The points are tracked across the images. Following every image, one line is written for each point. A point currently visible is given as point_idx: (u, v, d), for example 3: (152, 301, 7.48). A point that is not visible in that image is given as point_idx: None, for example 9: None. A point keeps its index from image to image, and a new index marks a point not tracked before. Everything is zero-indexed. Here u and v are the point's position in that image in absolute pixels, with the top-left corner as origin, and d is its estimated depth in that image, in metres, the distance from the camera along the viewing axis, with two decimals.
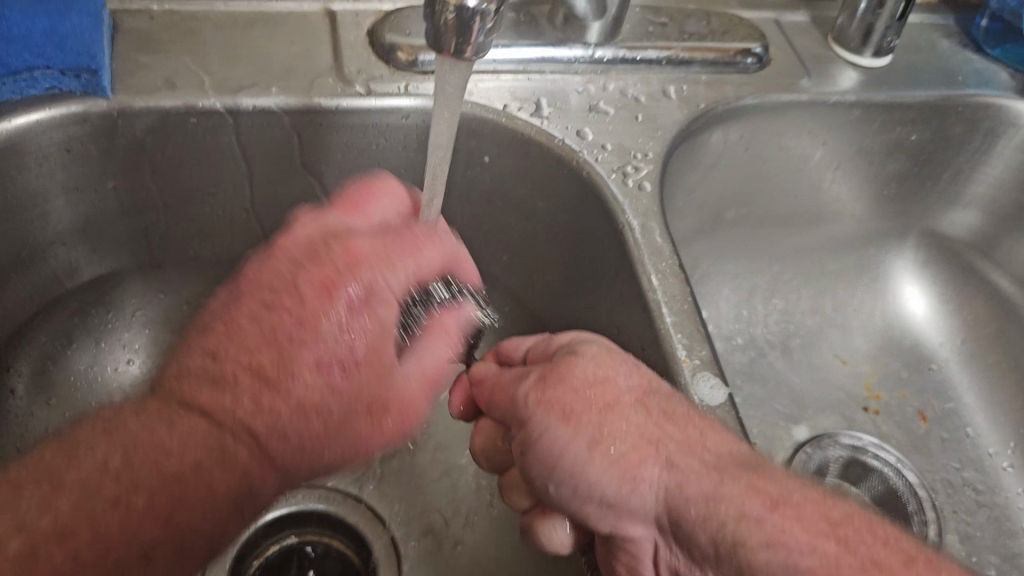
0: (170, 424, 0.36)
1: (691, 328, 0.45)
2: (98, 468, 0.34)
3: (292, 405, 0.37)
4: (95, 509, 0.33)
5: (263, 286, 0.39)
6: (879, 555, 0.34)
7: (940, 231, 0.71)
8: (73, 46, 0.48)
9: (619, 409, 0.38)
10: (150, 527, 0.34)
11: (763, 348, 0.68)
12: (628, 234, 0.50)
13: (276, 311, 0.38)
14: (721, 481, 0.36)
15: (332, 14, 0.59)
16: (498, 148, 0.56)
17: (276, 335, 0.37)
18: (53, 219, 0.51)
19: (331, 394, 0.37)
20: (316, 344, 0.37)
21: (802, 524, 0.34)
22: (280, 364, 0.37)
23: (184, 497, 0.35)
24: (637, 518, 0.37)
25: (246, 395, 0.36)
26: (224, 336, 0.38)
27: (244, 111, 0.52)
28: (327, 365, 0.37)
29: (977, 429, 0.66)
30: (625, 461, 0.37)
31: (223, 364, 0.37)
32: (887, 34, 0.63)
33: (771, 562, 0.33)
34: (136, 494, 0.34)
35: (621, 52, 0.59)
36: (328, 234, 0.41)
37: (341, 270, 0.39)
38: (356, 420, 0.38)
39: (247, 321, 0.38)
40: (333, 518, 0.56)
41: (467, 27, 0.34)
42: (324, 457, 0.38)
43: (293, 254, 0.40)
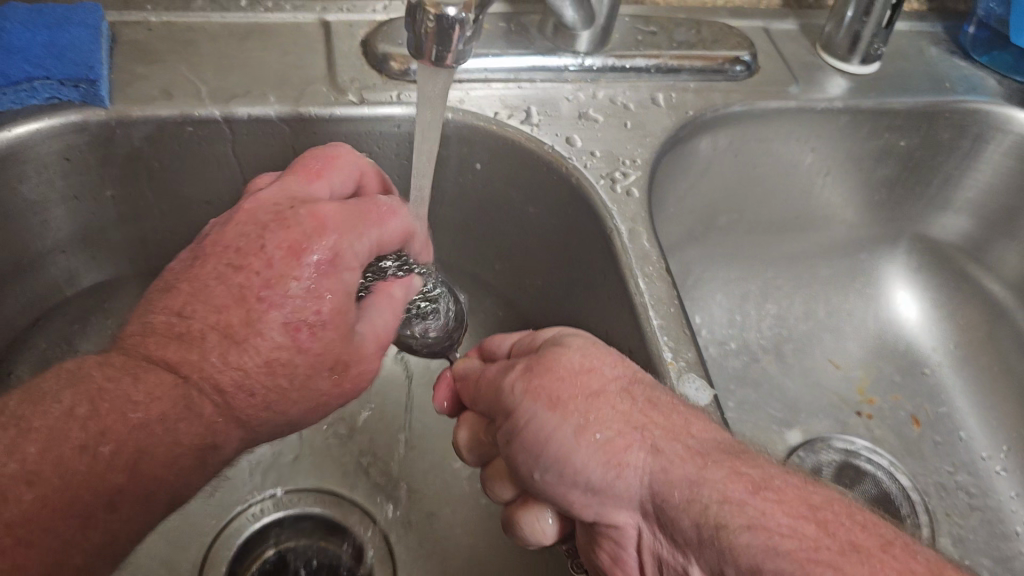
0: (136, 377, 0.38)
1: (676, 330, 0.46)
2: (65, 414, 0.36)
3: (255, 363, 0.40)
4: (63, 454, 0.35)
5: (229, 248, 0.41)
6: (858, 538, 0.31)
7: (931, 235, 0.72)
8: (71, 57, 0.50)
9: (607, 397, 0.39)
10: (119, 473, 0.36)
11: (756, 352, 0.68)
12: (616, 239, 0.51)
13: (242, 271, 0.40)
14: (703, 466, 0.35)
15: (326, 25, 0.60)
16: (489, 155, 0.57)
17: (244, 294, 0.40)
18: (52, 227, 0.52)
19: (296, 350, 0.40)
20: (283, 305, 0.40)
21: (786, 508, 0.32)
22: (247, 322, 0.40)
23: (150, 446, 0.37)
24: (621, 504, 0.37)
25: (214, 353, 0.39)
26: (190, 295, 0.40)
27: (239, 119, 0.53)
28: (296, 328, 0.40)
29: (970, 432, 0.66)
30: (611, 447, 0.37)
31: (189, 321, 0.39)
32: (874, 41, 0.64)
33: (751, 545, 0.31)
34: (106, 441, 0.36)
35: (611, 61, 0.60)
36: (293, 198, 0.42)
37: (308, 232, 0.40)
38: (316, 380, 0.42)
39: (213, 281, 0.40)
40: (327, 521, 0.57)
41: (446, 35, 0.36)
42: (280, 409, 0.42)
43: (258, 216, 0.41)
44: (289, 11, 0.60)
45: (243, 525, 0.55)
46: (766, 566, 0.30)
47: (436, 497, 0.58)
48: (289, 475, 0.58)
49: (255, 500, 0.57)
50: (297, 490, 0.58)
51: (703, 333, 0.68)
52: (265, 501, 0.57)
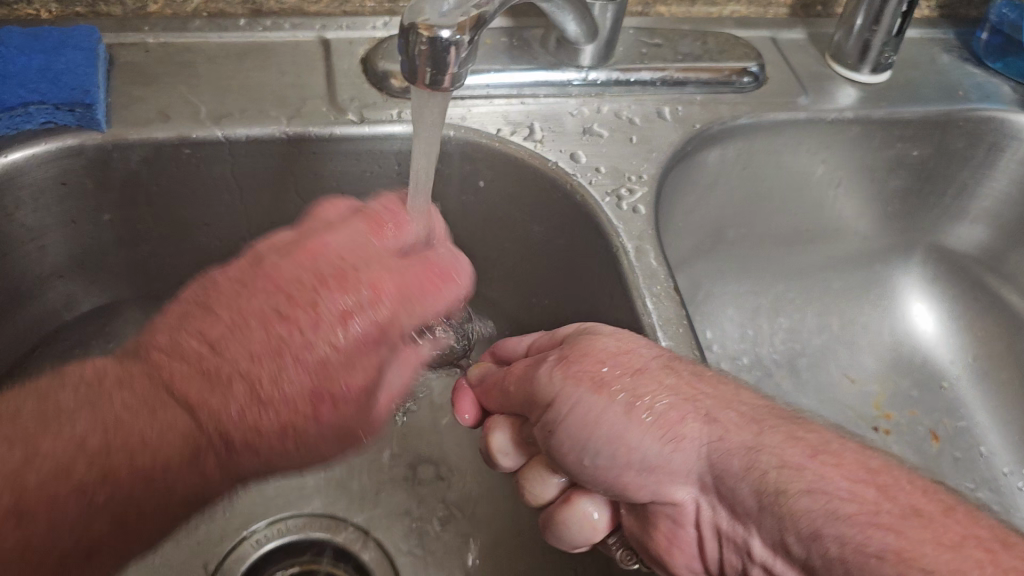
0: (153, 414, 0.38)
1: (688, 350, 0.45)
2: (77, 444, 0.36)
3: (272, 422, 0.38)
4: (59, 491, 0.35)
5: (280, 290, 0.39)
6: (919, 502, 0.31)
7: (947, 246, 0.70)
8: (66, 81, 0.49)
9: (650, 373, 0.38)
10: (105, 523, 0.36)
11: (769, 367, 0.66)
12: (623, 257, 0.50)
13: (285, 322, 0.39)
14: (760, 432, 0.35)
15: (326, 43, 0.59)
16: (492, 172, 0.56)
17: (280, 349, 0.38)
18: (51, 251, 0.52)
19: (314, 422, 0.39)
20: (315, 370, 0.38)
21: (844, 471, 0.32)
22: (273, 381, 0.38)
23: (145, 492, 0.37)
24: (678, 480, 0.36)
25: (237, 403, 0.38)
26: (227, 327, 0.39)
27: (238, 141, 0.52)
28: (318, 399, 0.39)
29: (991, 448, 0.64)
30: (665, 420, 0.36)
31: (220, 359, 0.38)
32: (884, 50, 0.62)
33: (810, 510, 0.31)
34: (100, 488, 0.36)
35: (615, 75, 0.59)
36: (358, 253, 0.42)
37: (360, 302, 0.39)
38: (326, 448, 0.40)
39: (255, 324, 0.39)
40: (333, 547, 0.56)
41: (442, 58, 0.35)
42: (290, 468, 0.41)
43: (316, 264, 0.40)
44: (288, 29, 0.59)
45: (246, 553, 0.54)
46: (827, 532, 0.30)
47: (443, 521, 0.57)
48: (291, 501, 0.57)
49: (258, 527, 0.55)
50: (303, 514, 0.56)
51: (715, 348, 0.66)
52: (267, 529, 0.55)
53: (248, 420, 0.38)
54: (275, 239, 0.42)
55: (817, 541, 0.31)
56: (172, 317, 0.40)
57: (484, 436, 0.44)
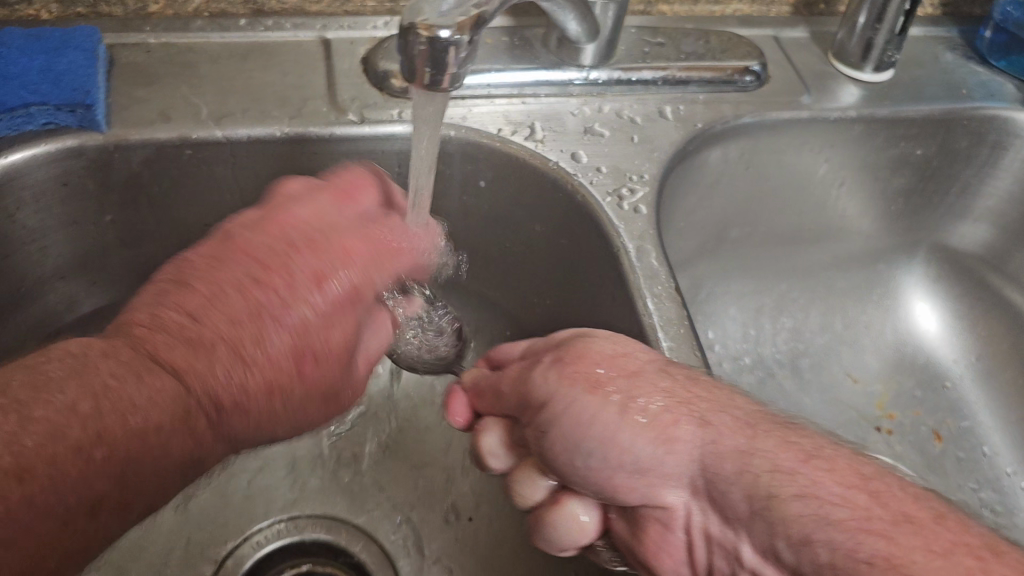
0: (139, 379, 0.36)
1: (688, 352, 0.45)
2: (68, 409, 0.34)
3: (263, 378, 0.38)
4: (55, 452, 0.33)
5: (253, 258, 0.39)
6: (910, 509, 0.30)
7: (951, 245, 0.70)
8: (68, 82, 0.49)
9: (646, 376, 0.38)
10: (104, 481, 0.34)
11: (772, 367, 0.66)
12: (624, 258, 0.50)
13: (262, 286, 0.39)
14: (754, 437, 0.34)
15: (327, 43, 0.59)
16: (493, 172, 0.56)
17: (261, 310, 0.38)
18: (52, 253, 0.52)
19: (297, 378, 0.40)
20: (293, 330, 0.39)
21: (837, 477, 0.32)
22: (256, 341, 0.38)
23: (141, 456, 0.35)
24: (670, 482, 0.35)
25: (226, 362, 0.38)
26: (206, 298, 0.38)
27: (239, 141, 0.52)
28: (301, 353, 0.39)
29: (994, 448, 0.64)
30: (659, 422, 0.36)
31: (203, 328, 0.37)
32: (887, 49, 0.62)
33: (801, 515, 0.31)
34: (94, 447, 0.34)
35: (616, 74, 0.59)
36: (324, 220, 0.42)
37: (332, 262, 0.41)
38: (309, 405, 0.41)
39: (234, 290, 0.38)
40: (334, 548, 0.55)
41: (441, 58, 0.35)
42: (276, 431, 0.41)
43: (287, 232, 0.41)
44: (290, 29, 0.59)
45: (248, 554, 0.54)
46: (817, 537, 0.30)
47: (444, 521, 0.57)
48: (292, 501, 0.57)
49: (259, 527, 0.55)
50: (304, 515, 0.56)
51: (717, 348, 0.66)
52: (269, 529, 0.55)
53: (245, 378, 0.38)
54: (240, 216, 0.42)
55: (808, 547, 0.30)
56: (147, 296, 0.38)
57: (475, 437, 0.45)
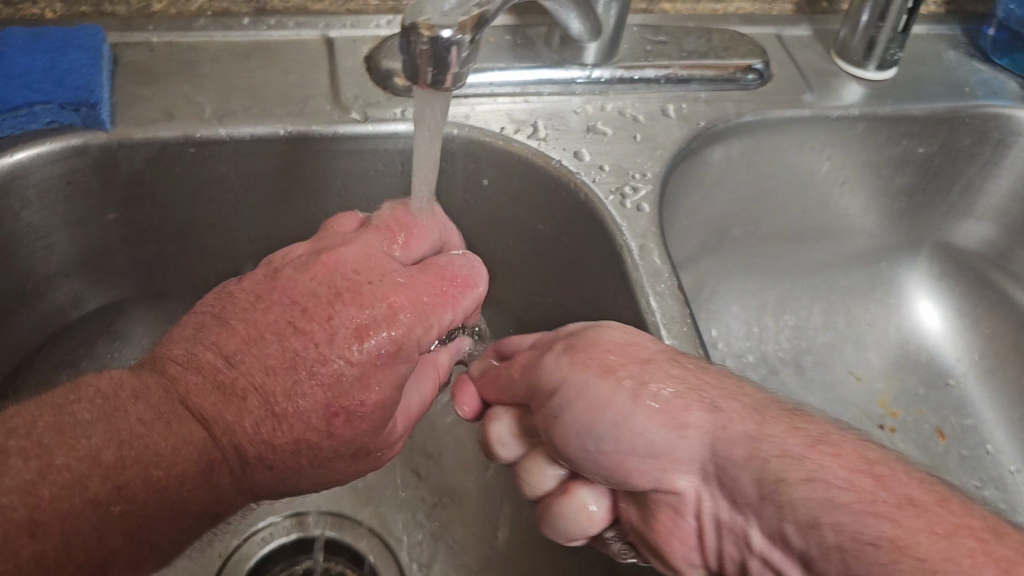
0: (167, 426, 0.36)
1: (691, 349, 0.45)
2: (91, 457, 0.34)
3: (294, 433, 0.38)
4: (75, 505, 0.33)
5: (295, 303, 0.38)
6: (915, 492, 0.31)
7: (954, 243, 0.70)
8: (71, 81, 0.49)
9: (658, 364, 0.38)
10: (120, 537, 0.34)
11: (775, 365, 0.66)
12: (627, 255, 0.50)
13: (301, 336, 0.37)
14: (762, 422, 0.35)
15: (330, 41, 0.59)
16: (496, 170, 0.56)
17: (296, 362, 0.37)
18: (57, 251, 0.52)
19: (326, 436, 0.38)
20: (330, 387, 0.37)
21: (842, 461, 0.32)
22: (287, 395, 0.37)
23: (162, 508, 0.35)
24: (681, 468, 0.35)
25: (259, 415, 0.37)
26: (243, 342, 0.37)
27: (242, 139, 0.52)
28: (329, 414, 0.38)
29: (997, 446, 0.64)
30: (670, 407, 0.36)
31: (235, 373, 0.37)
32: (890, 47, 0.62)
33: (809, 498, 0.31)
34: (116, 500, 0.34)
35: (619, 72, 0.59)
36: (373, 266, 0.40)
37: (376, 316, 0.38)
38: (336, 462, 0.40)
39: (271, 336, 0.37)
40: (337, 543, 0.56)
41: (442, 59, 0.35)
42: (296, 483, 0.40)
43: (333, 278, 0.38)
44: (292, 28, 0.59)
45: (252, 551, 0.54)
46: (824, 520, 0.30)
47: (449, 517, 0.57)
48: (294, 499, 0.57)
49: (262, 525, 0.56)
50: (308, 511, 0.57)
51: (720, 346, 0.66)
52: (271, 526, 0.56)
53: (267, 433, 0.37)
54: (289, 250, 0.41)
55: (816, 529, 0.30)
56: (194, 339, 0.38)
57: (484, 427, 0.45)
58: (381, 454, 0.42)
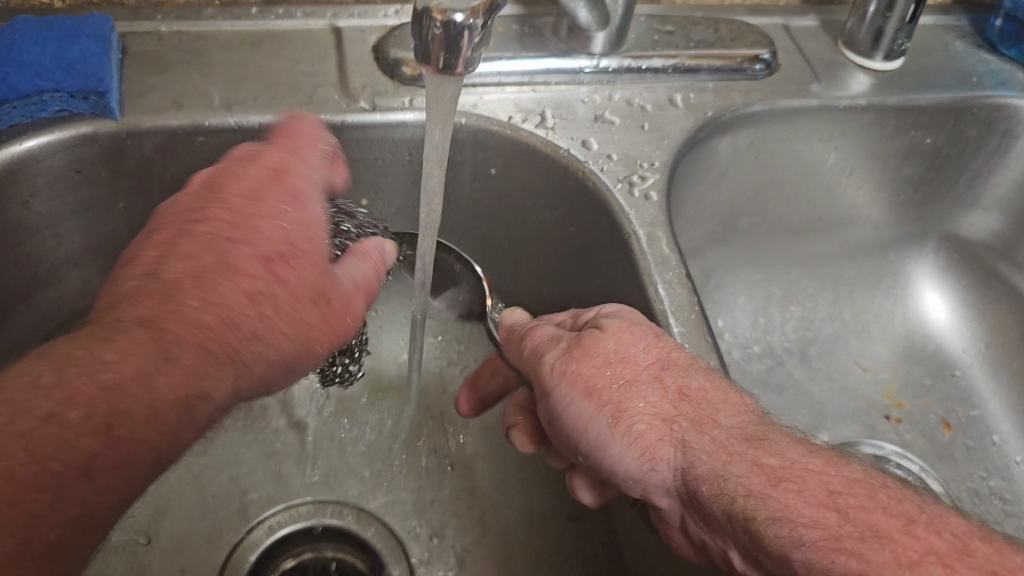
0: (106, 340, 0.35)
1: (698, 338, 0.45)
2: (32, 385, 0.33)
3: (240, 295, 0.39)
4: (28, 424, 0.32)
5: (189, 212, 0.42)
6: (880, 521, 0.33)
7: (961, 234, 0.70)
8: (81, 70, 0.49)
9: (639, 387, 0.39)
10: (93, 437, 0.33)
11: (781, 356, 0.66)
12: (635, 245, 0.50)
13: (205, 223, 0.41)
14: (729, 459, 0.36)
15: (338, 31, 0.59)
16: (504, 160, 0.56)
17: (213, 240, 0.40)
18: (65, 240, 0.52)
19: (274, 281, 0.40)
20: (251, 240, 0.40)
21: (804, 497, 0.34)
22: (220, 261, 0.39)
23: (129, 403, 0.34)
24: (658, 487, 0.39)
25: (194, 289, 0.38)
26: (158, 258, 0.40)
27: (251, 128, 0.52)
28: (257, 261, 0.40)
29: (1004, 437, 0.64)
30: (643, 439, 0.38)
31: (161, 278, 0.39)
32: (898, 37, 0.62)
33: (778, 536, 0.33)
34: (73, 406, 0.33)
35: (627, 62, 0.59)
36: (243, 159, 0.44)
37: (263, 184, 0.43)
38: (301, 311, 0.40)
39: (182, 238, 0.41)
40: (345, 534, 0.56)
41: (454, 42, 0.35)
42: (280, 351, 0.39)
43: (213, 179, 0.43)
44: (300, 18, 0.59)
45: (260, 540, 0.54)
46: (794, 556, 0.33)
47: (456, 507, 0.57)
48: (303, 487, 0.57)
49: (271, 512, 0.55)
50: (315, 501, 0.56)
51: (726, 336, 0.66)
52: (280, 514, 0.55)
53: (213, 307, 0.38)
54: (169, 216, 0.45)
55: (785, 563, 0.33)
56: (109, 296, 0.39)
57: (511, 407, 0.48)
58: (346, 319, 0.42)
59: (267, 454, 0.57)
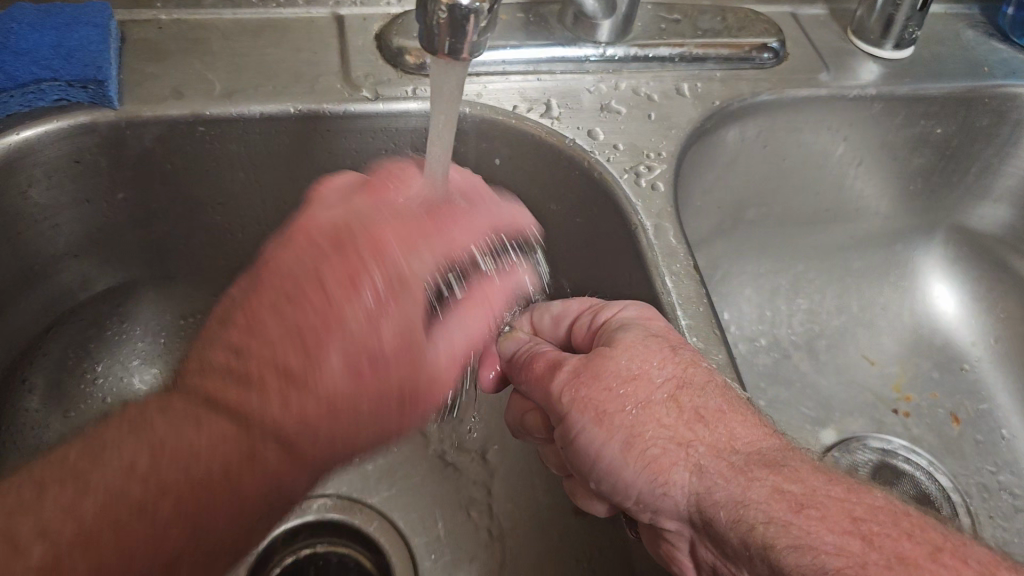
0: (199, 424, 0.39)
1: (707, 331, 0.44)
2: (126, 468, 0.38)
3: (347, 388, 0.40)
4: (120, 518, 0.37)
5: (287, 277, 0.42)
6: (906, 549, 0.31)
7: (970, 226, 0.69)
8: (79, 58, 0.48)
9: (654, 408, 0.36)
10: (178, 536, 0.38)
11: (787, 349, 0.66)
12: (642, 236, 0.49)
13: (299, 306, 0.41)
14: (747, 485, 0.33)
15: (340, 19, 0.58)
16: (509, 150, 0.55)
17: (303, 334, 0.40)
18: (64, 231, 0.51)
19: (359, 391, 0.40)
20: (344, 337, 0.40)
21: (829, 524, 0.31)
22: (305, 364, 0.40)
23: (198, 497, 0.38)
24: (670, 515, 0.36)
25: (326, 361, 0.40)
26: (249, 334, 0.41)
27: (252, 117, 0.51)
28: (358, 361, 0.40)
29: (1013, 430, 0.63)
30: (656, 462, 0.35)
31: (248, 362, 0.40)
32: (908, 25, 0.61)
33: (799, 564, 0.31)
34: (161, 503, 0.38)
35: (633, 51, 0.58)
36: (348, 216, 0.44)
37: (367, 260, 0.42)
38: (361, 398, 0.40)
39: (269, 317, 0.41)
40: (348, 528, 0.55)
41: (460, 26, 0.35)
42: (360, 440, 0.41)
43: (315, 237, 0.43)
44: (301, 5, 0.58)
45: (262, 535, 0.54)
46: None
47: (462, 501, 0.56)
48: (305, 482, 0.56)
49: None
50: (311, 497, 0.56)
51: (733, 329, 0.66)
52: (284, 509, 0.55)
53: (311, 398, 0.40)
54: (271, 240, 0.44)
55: None
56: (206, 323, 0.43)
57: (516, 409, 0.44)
58: (423, 387, 0.42)
59: None
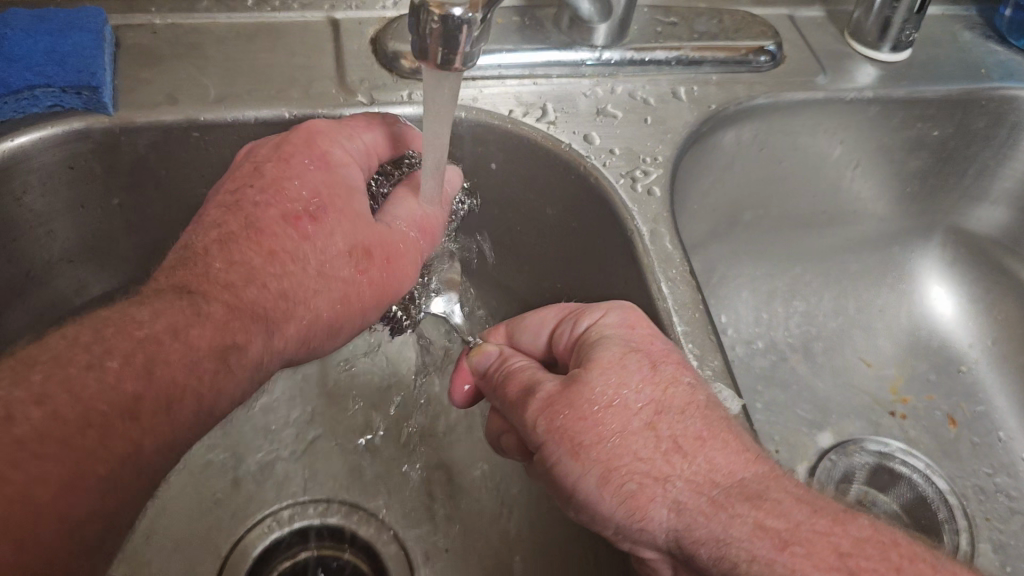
0: (154, 308, 0.38)
1: (702, 338, 0.44)
2: (36, 387, 0.32)
3: (299, 269, 0.42)
4: (51, 422, 0.32)
5: (233, 208, 0.43)
6: None
7: (967, 228, 0.69)
8: (73, 64, 0.48)
9: (631, 438, 0.36)
10: (136, 379, 0.35)
11: (785, 351, 0.66)
12: (637, 241, 0.49)
13: (235, 211, 0.43)
14: (729, 521, 0.34)
15: (335, 23, 0.58)
16: (504, 155, 0.55)
17: (245, 226, 0.42)
18: (59, 237, 0.51)
19: (324, 278, 0.43)
20: (292, 230, 0.43)
21: (814, 560, 0.33)
22: (268, 252, 0.42)
23: (176, 388, 0.36)
24: (648, 545, 0.36)
25: (277, 257, 0.42)
26: (220, 240, 0.42)
27: (247, 123, 0.51)
28: (295, 221, 0.43)
29: (1011, 432, 0.63)
30: (632, 499, 0.35)
31: (222, 273, 0.40)
32: (905, 27, 0.61)
33: None
34: (111, 359, 0.35)
35: (629, 55, 0.58)
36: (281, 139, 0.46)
37: (297, 164, 0.45)
38: (328, 289, 0.43)
39: (220, 230, 0.42)
40: (348, 534, 0.55)
41: (453, 38, 0.35)
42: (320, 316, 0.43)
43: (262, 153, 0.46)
44: (296, 9, 0.58)
45: (262, 535, 0.54)
46: None
47: (457, 506, 0.56)
48: (306, 485, 0.56)
49: (276, 509, 0.55)
50: (313, 499, 0.56)
51: (729, 332, 0.66)
52: (285, 511, 0.55)
53: (272, 266, 0.42)
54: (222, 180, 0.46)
55: None
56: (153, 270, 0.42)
57: (495, 427, 0.44)
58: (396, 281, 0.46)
59: (265, 452, 0.56)
